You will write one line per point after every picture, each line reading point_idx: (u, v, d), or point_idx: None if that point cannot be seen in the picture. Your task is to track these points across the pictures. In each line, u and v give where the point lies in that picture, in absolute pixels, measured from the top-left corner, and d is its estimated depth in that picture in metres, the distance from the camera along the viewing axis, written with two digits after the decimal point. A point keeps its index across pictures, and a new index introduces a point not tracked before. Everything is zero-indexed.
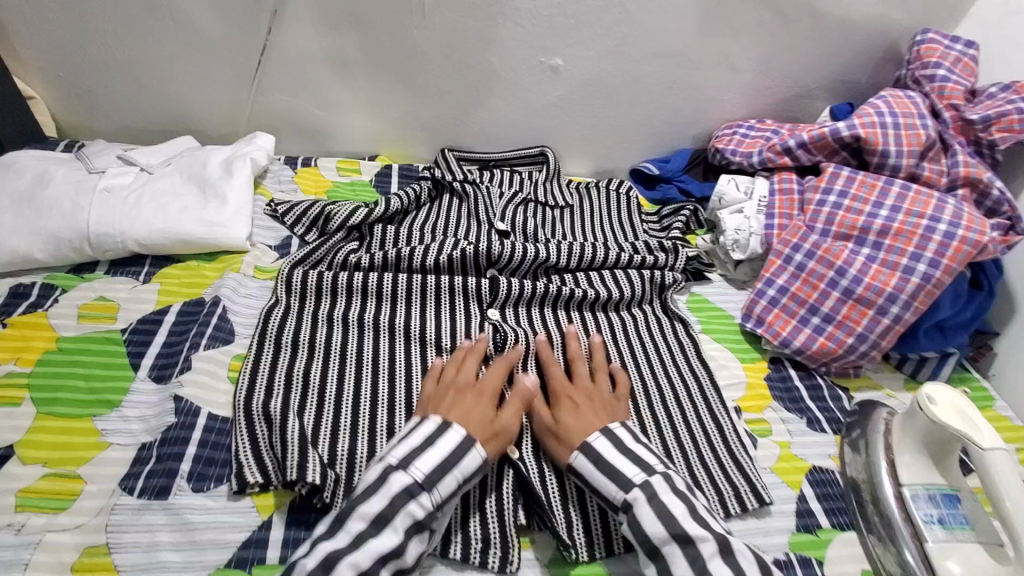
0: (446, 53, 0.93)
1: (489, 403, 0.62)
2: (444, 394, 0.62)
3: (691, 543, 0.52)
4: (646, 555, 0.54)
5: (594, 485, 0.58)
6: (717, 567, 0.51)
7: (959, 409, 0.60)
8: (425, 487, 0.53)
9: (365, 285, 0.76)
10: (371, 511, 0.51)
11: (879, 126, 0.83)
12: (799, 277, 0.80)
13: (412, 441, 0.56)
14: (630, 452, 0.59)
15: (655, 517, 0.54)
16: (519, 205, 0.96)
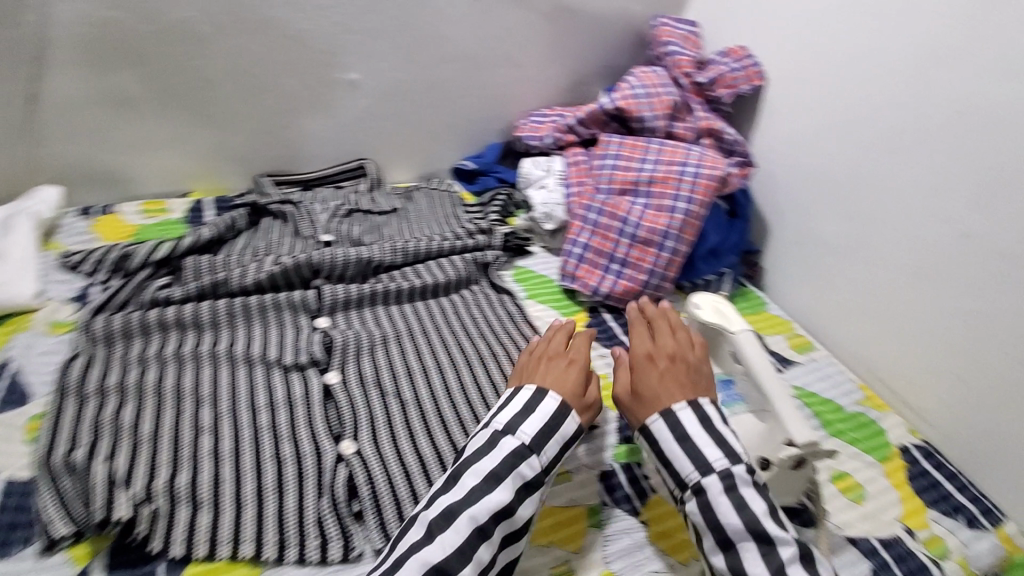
0: (241, 80, 0.95)
1: (579, 368, 0.67)
2: (535, 363, 0.69)
3: (770, 544, 0.55)
4: (715, 544, 0.57)
5: (667, 459, 0.61)
6: (797, 573, 0.54)
7: (717, 307, 0.74)
8: (534, 449, 0.59)
9: (180, 318, 0.73)
10: (483, 469, 0.57)
11: (632, 98, 0.99)
12: (596, 232, 0.92)
13: (513, 408, 0.62)
14: (722, 437, 0.61)
15: (733, 509, 0.56)
16: (344, 217, 0.99)
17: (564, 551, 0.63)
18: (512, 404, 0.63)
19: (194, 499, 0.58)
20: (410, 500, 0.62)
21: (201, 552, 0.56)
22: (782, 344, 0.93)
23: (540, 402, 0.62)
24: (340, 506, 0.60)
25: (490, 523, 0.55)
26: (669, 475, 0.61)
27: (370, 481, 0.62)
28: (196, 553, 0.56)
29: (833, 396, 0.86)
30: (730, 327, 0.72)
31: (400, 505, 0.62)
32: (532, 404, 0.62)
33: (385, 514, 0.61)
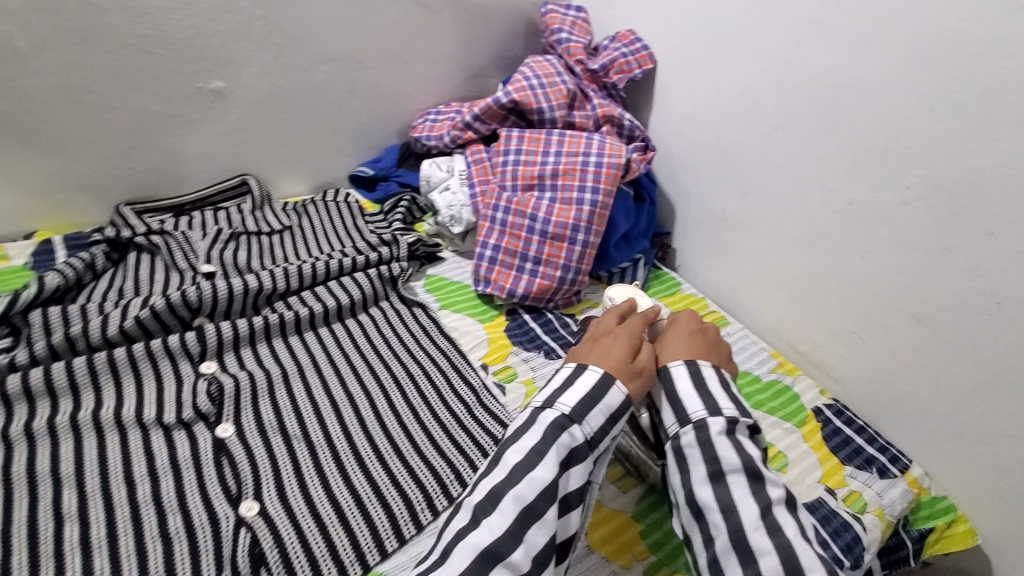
0: (77, 99, 0.81)
1: (626, 342, 0.63)
2: (589, 340, 0.65)
3: (761, 485, 0.54)
4: (705, 476, 0.54)
5: (676, 397, 0.60)
6: (781, 513, 0.53)
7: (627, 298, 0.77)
8: (576, 419, 0.56)
9: (26, 387, 0.61)
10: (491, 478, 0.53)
11: (528, 89, 0.96)
12: (505, 232, 0.88)
13: (557, 383, 0.59)
14: (731, 394, 0.60)
15: (733, 448, 0.55)
16: (228, 241, 0.88)
17: None
18: (554, 381, 0.60)
19: None
20: (329, 557, 0.55)
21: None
22: None
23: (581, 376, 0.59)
24: None
25: (538, 502, 0.52)
26: (670, 411, 0.60)
27: (278, 544, 0.55)
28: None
29: (750, 368, 0.88)
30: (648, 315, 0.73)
31: (316, 564, 0.55)
32: (573, 377, 0.59)
33: None
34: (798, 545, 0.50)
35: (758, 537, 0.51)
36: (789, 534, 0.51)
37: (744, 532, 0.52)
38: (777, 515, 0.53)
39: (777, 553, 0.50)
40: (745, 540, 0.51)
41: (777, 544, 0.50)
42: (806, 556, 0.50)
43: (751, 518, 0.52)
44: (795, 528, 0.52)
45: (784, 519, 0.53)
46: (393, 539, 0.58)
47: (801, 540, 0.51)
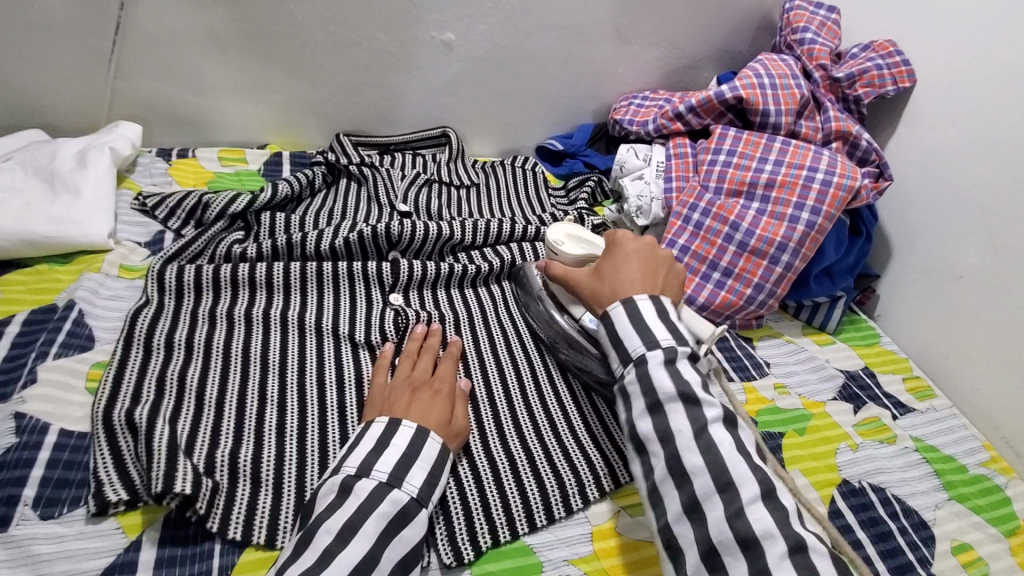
0: (331, 30, 0.88)
1: (444, 399, 0.58)
2: (391, 396, 0.57)
3: (694, 406, 0.52)
4: (644, 407, 0.53)
5: (618, 337, 0.57)
6: (717, 430, 0.51)
7: (569, 237, 0.74)
8: (395, 483, 0.49)
9: (252, 277, 0.68)
10: (336, 524, 0.46)
11: (758, 87, 0.88)
12: (698, 235, 0.82)
13: (364, 445, 0.51)
14: (671, 321, 0.58)
15: (668, 376, 0.53)
16: (423, 186, 0.93)
17: None
18: (364, 440, 0.52)
19: (256, 478, 0.52)
20: (482, 512, 0.55)
21: (262, 538, 0.49)
22: (897, 386, 0.81)
23: (421, 448, 0.52)
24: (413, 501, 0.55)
25: None
26: (613, 354, 0.58)
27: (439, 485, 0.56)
28: (255, 540, 0.49)
29: (957, 455, 0.74)
30: (596, 244, 0.73)
31: (471, 517, 0.54)
32: (389, 439, 0.52)
33: (454, 527, 0.53)
34: (730, 458, 0.50)
35: (692, 458, 0.50)
36: (721, 449, 0.50)
37: (680, 455, 0.50)
38: (712, 434, 0.51)
39: (712, 474, 0.49)
40: (678, 463, 0.50)
41: (710, 465, 0.49)
42: (736, 465, 0.49)
43: (683, 438, 0.51)
44: (728, 442, 0.51)
45: (720, 435, 0.51)
46: (544, 515, 0.56)
47: (735, 454, 0.50)
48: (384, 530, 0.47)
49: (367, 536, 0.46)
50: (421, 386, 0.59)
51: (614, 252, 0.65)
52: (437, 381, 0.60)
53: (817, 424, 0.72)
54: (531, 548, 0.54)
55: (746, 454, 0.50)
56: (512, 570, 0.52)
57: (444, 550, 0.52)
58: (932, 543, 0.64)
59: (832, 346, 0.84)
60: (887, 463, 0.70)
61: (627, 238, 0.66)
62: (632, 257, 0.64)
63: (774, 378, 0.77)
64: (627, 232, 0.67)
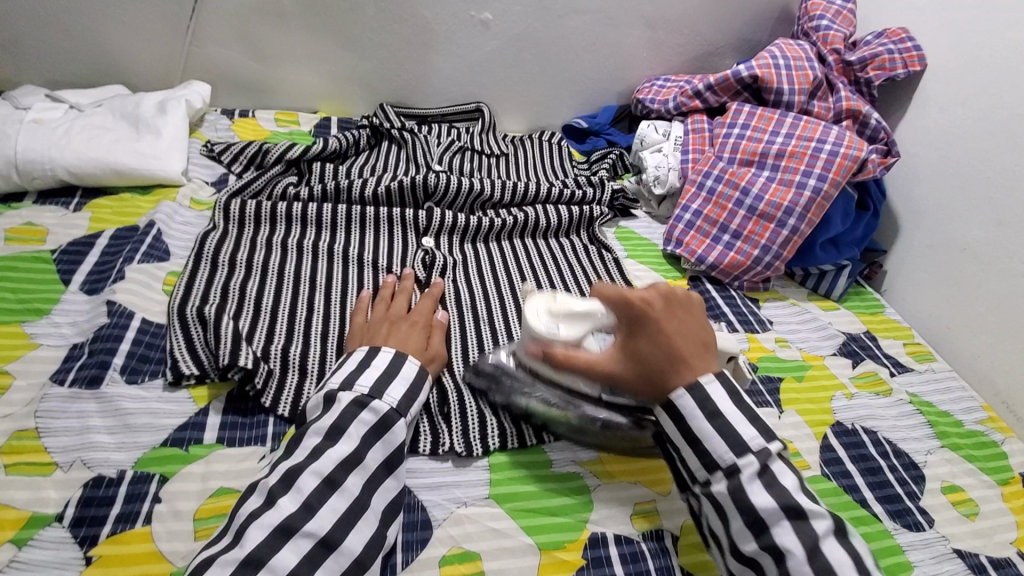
0: (381, 6, 0.97)
1: (422, 331, 0.62)
2: (376, 326, 0.62)
3: (803, 520, 0.47)
4: (745, 526, 0.48)
5: (695, 438, 0.51)
6: (832, 548, 0.46)
7: (556, 316, 0.60)
8: (375, 395, 0.53)
9: (304, 214, 0.77)
10: (324, 425, 0.51)
11: (773, 67, 0.94)
12: (710, 200, 0.88)
13: (348, 367, 0.55)
14: (750, 411, 0.51)
15: (766, 491, 0.48)
16: (457, 152, 1.01)
17: (650, 492, 0.58)
18: (348, 361, 0.56)
19: (303, 368, 0.60)
20: (496, 417, 0.60)
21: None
22: (897, 348, 0.85)
23: (402, 365, 0.56)
24: (433, 408, 0.60)
25: (338, 473, 0.48)
26: (691, 455, 0.52)
27: (459, 394, 0.62)
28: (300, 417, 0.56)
29: (953, 411, 0.78)
30: (594, 313, 0.60)
31: (485, 419, 0.60)
32: (370, 361, 0.56)
33: (469, 424, 0.59)
34: None
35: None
36: (843, 575, 0.45)
37: None
38: (826, 551, 0.46)
39: None
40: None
41: None
42: None
43: (797, 559, 0.46)
44: (849, 563, 0.46)
45: (837, 555, 0.46)
46: (552, 429, 0.61)
47: None
48: (364, 436, 0.51)
49: (351, 439, 0.50)
50: (399, 319, 0.63)
51: (637, 318, 0.54)
52: (414, 315, 0.64)
53: (815, 373, 0.77)
54: (543, 449, 0.61)
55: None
56: (526, 462, 0.59)
57: (458, 439, 0.58)
58: (921, 481, 0.68)
59: (836, 311, 0.89)
60: (880, 410, 0.75)
61: (645, 297, 0.55)
62: (661, 320, 0.54)
63: (777, 333, 0.82)
64: (639, 289, 0.55)
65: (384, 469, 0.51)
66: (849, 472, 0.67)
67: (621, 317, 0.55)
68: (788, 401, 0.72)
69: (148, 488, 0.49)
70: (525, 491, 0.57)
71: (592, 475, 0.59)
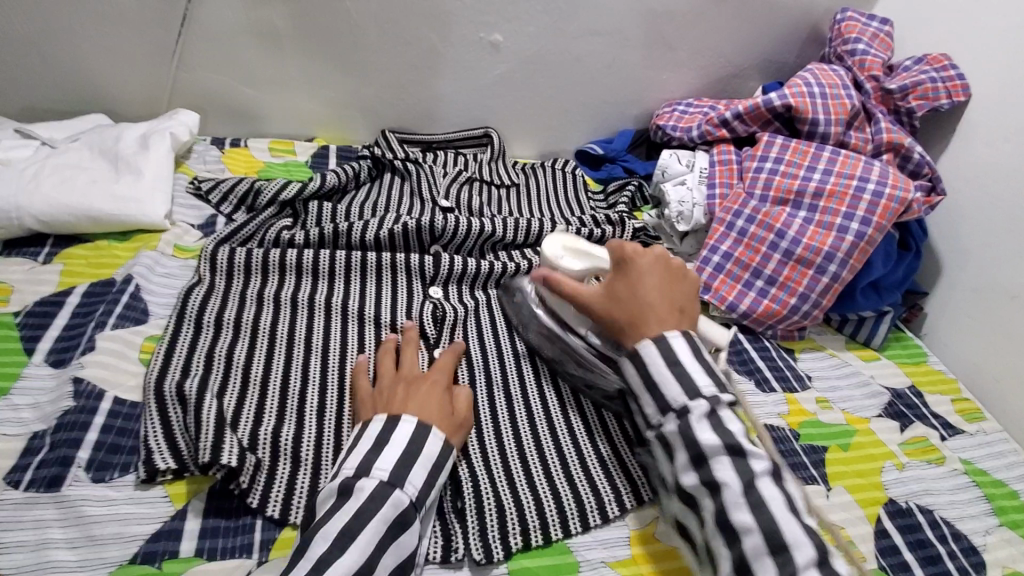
0: (383, 28, 0.90)
1: (444, 394, 0.56)
2: (389, 392, 0.55)
3: (741, 458, 0.49)
4: (688, 460, 0.50)
5: (651, 382, 0.53)
6: (766, 485, 0.47)
7: (568, 250, 0.72)
8: (397, 483, 0.47)
9: (299, 263, 0.70)
10: (334, 529, 0.44)
11: (807, 96, 0.87)
12: (741, 242, 0.81)
13: (363, 445, 0.49)
14: (705, 363, 0.54)
15: (711, 429, 0.50)
16: (464, 183, 0.94)
17: None
18: (362, 440, 0.50)
19: (296, 457, 0.53)
20: (516, 512, 0.54)
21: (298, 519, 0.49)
22: (945, 406, 0.78)
23: (422, 444, 0.50)
24: (445, 501, 0.54)
25: None
26: (647, 398, 0.53)
27: (472, 483, 0.55)
28: (292, 519, 0.49)
29: (1010, 480, 0.71)
30: (598, 257, 0.70)
31: (503, 516, 0.53)
32: (388, 436, 0.50)
33: (486, 524, 0.53)
34: (782, 518, 0.46)
35: (741, 515, 0.46)
36: (773, 510, 0.46)
37: (727, 512, 0.47)
38: (762, 488, 0.47)
39: (761, 530, 0.46)
40: (727, 520, 0.47)
41: (762, 525, 0.46)
42: (792, 528, 0.45)
43: (732, 492, 0.47)
44: (779, 499, 0.47)
45: (770, 492, 0.47)
46: (578, 522, 0.55)
47: (788, 514, 0.46)
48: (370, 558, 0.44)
49: (364, 548, 0.44)
50: (417, 379, 0.57)
51: (626, 269, 0.59)
52: (433, 374, 0.58)
53: (861, 441, 0.70)
54: (568, 548, 0.54)
55: (798, 514, 0.47)
56: (548, 567, 0.52)
57: (475, 545, 0.51)
58: (984, 570, 0.61)
59: (877, 362, 0.82)
60: (935, 484, 0.68)
61: (639, 252, 0.60)
62: (646, 274, 0.58)
63: (817, 392, 0.75)
64: (636, 244, 0.61)
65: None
66: (905, 562, 0.60)
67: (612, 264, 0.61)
68: (835, 476, 0.66)
69: None
70: None
71: None
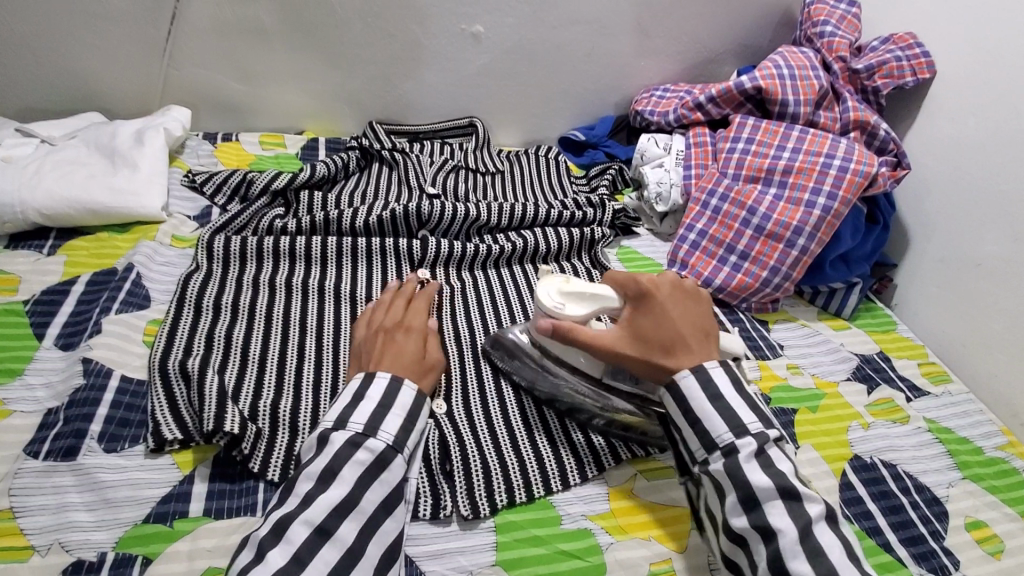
0: (368, 22, 0.92)
1: (419, 340, 0.60)
2: (371, 343, 0.59)
3: (795, 502, 0.49)
4: (738, 504, 0.50)
5: (695, 418, 0.54)
6: (823, 532, 0.48)
7: (565, 296, 0.62)
8: (370, 433, 0.50)
9: (292, 249, 0.73)
10: (316, 469, 0.48)
11: (777, 78, 0.90)
12: (716, 219, 0.85)
13: (342, 399, 0.53)
14: (750, 399, 0.54)
15: (762, 470, 0.50)
16: (451, 171, 0.97)
17: (664, 549, 0.56)
18: (343, 396, 0.53)
19: (293, 426, 0.56)
20: (501, 473, 0.58)
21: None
22: (912, 370, 0.82)
23: (396, 395, 0.53)
24: (433, 465, 0.57)
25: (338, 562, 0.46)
26: (693, 435, 0.54)
27: (460, 445, 0.59)
28: None
29: (972, 437, 0.75)
30: (604, 296, 0.61)
31: (490, 476, 0.57)
32: (364, 391, 0.53)
33: (473, 484, 0.56)
34: (840, 563, 0.46)
35: (799, 564, 0.47)
36: (831, 555, 0.47)
37: (784, 559, 0.47)
38: (818, 535, 0.48)
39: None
40: (784, 567, 0.47)
41: (823, 573, 0.46)
42: (852, 574, 0.46)
43: (790, 539, 0.47)
44: (837, 546, 0.48)
45: (826, 538, 0.48)
46: (560, 480, 0.59)
47: (846, 560, 0.47)
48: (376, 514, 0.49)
49: (343, 483, 0.48)
50: (394, 329, 0.60)
51: (647, 302, 0.59)
52: (408, 322, 0.62)
53: (829, 403, 0.74)
54: (551, 503, 0.58)
55: (856, 560, 0.48)
56: (533, 521, 0.56)
57: (463, 504, 0.55)
58: (944, 518, 0.66)
59: (848, 331, 0.86)
60: (898, 441, 0.72)
61: (655, 281, 0.60)
62: (668, 306, 0.58)
63: (789, 359, 0.79)
64: (650, 274, 0.60)
65: (382, 510, 0.49)
66: (869, 511, 0.65)
67: (629, 297, 0.60)
68: (803, 435, 0.70)
69: (131, 572, 0.46)
70: (532, 555, 0.54)
71: (604, 532, 0.56)
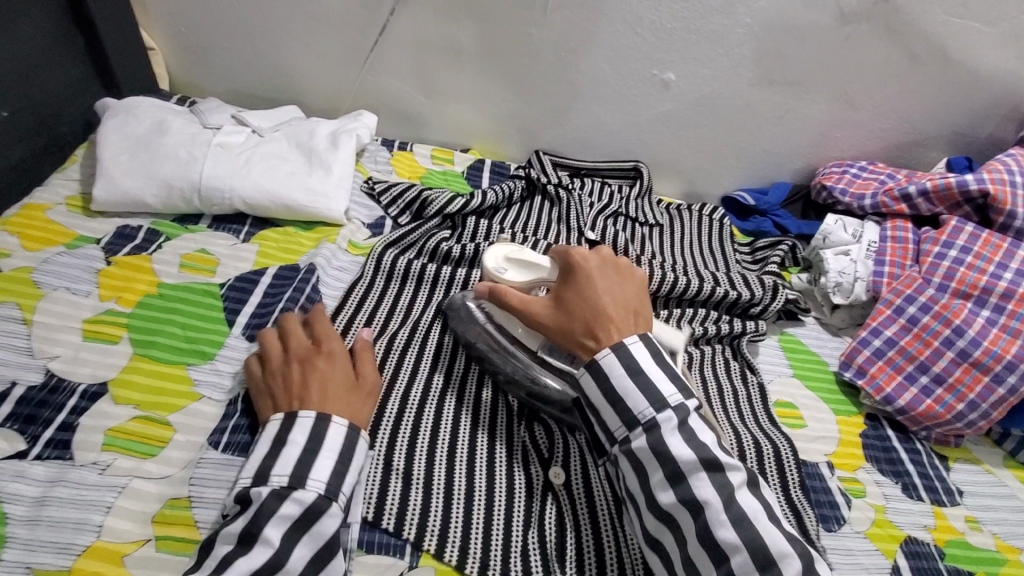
0: (559, 55, 0.91)
1: (342, 374, 0.56)
2: (286, 379, 0.55)
3: (718, 472, 0.50)
4: (665, 479, 0.50)
5: (616, 397, 0.53)
6: (745, 497, 0.49)
7: (509, 261, 0.65)
8: (296, 484, 0.48)
9: (452, 278, 0.74)
10: (235, 530, 0.46)
11: (1009, 184, 0.80)
12: (910, 331, 0.75)
13: (262, 448, 0.50)
14: (669, 369, 0.54)
15: (684, 443, 0.50)
16: (610, 217, 0.94)
17: None
18: (261, 443, 0.51)
19: (428, 485, 0.55)
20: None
21: (433, 547, 0.51)
22: None
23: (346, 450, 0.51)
24: (549, 547, 0.54)
25: None
26: (613, 414, 0.53)
27: (577, 533, 0.55)
28: (428, 546, 0.51)
29: None
30: (544, 267, 0.64)
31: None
32: (285, 435, 0.50)
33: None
34: (766, 531, 0.48)
35: (725, 532, 0.48)
36: (757, 523, 0.48)
37: (711, 529, 0.48)
38: (741, 502, 0.49)
39: (746, 546, 0.47)
40: (712, 537, 0.48)
41: (745, 540, 0.47)
42: (774, 538, 0.47)
43: (713, 509, 0.48)
44: (762, 511, 0.49)
45: (751, 505, 0.49)
46: None
47: (770, 524, 0.48)
48: None
49: (268, 542, 0.45)
50: (308, 361, 0.56)
51: (576, 275, 0.58)
52: (321, 354, 0.57)
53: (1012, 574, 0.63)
54: None
55: (778, 522, 0.49)
56: None
57: None
58: None
59: None
60: None
61: (585, 257, 0.59)
62: (597, 279, 0.58)
63: (967, 511, 0.68)
64: (582, 249, 0.60)
65: (311, 569, 0.46)
66: None
67: (560, 273, 0.60)
68: None
69: None
70: None
71: None
